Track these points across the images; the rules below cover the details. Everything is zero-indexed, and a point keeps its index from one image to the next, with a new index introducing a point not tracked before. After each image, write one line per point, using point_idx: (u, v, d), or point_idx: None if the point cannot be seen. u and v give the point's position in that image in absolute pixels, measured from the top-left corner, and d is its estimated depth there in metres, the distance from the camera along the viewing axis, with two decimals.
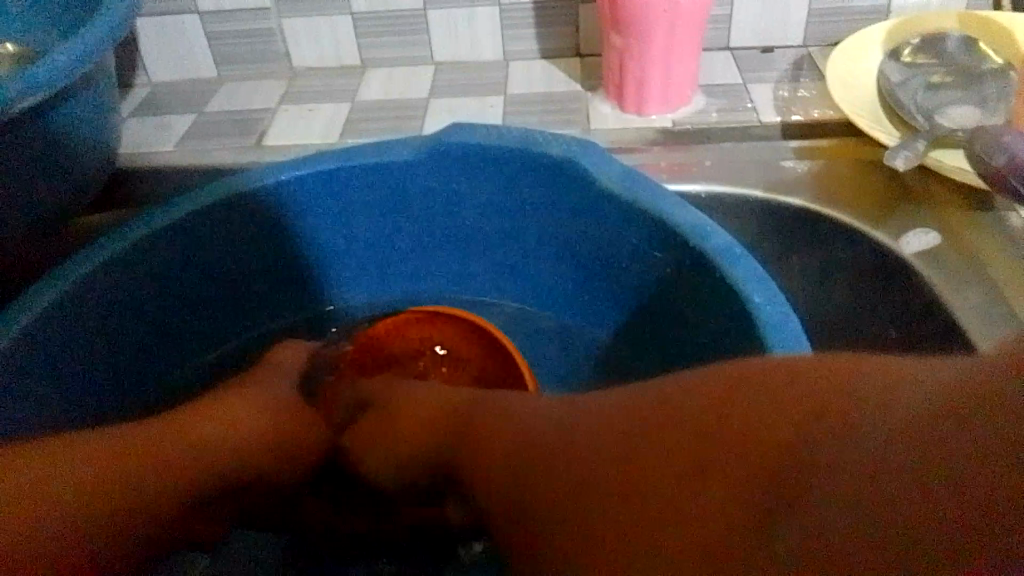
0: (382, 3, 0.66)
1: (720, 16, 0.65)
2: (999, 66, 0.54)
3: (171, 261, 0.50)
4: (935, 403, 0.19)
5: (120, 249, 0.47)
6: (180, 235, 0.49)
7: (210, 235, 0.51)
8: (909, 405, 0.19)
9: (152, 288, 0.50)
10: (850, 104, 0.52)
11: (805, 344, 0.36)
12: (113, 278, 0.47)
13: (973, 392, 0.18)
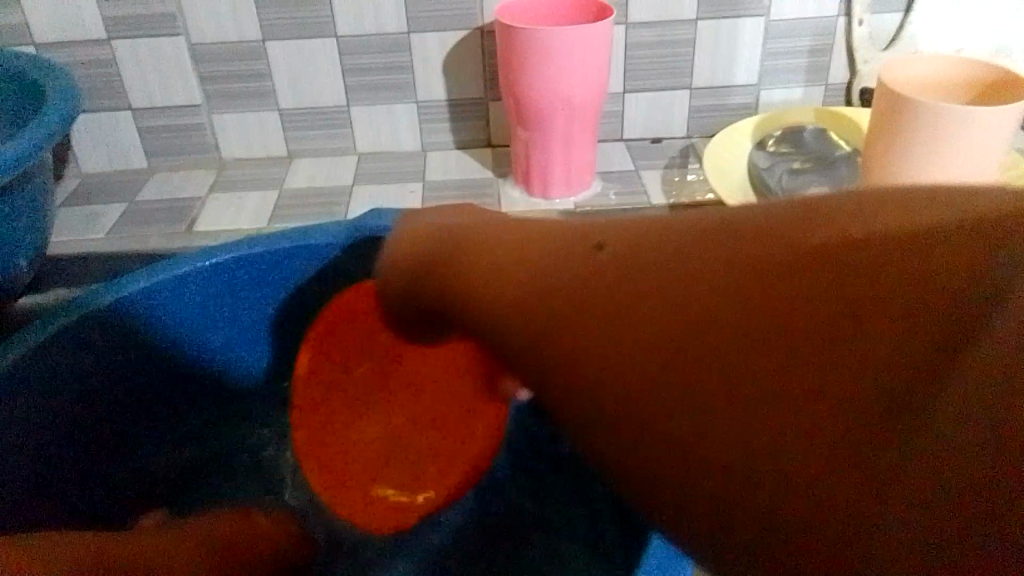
0: (308, 100, 0.71)
1: (614, 111, 0.73)
2: (849, 152, 0.63)
3: (96, 347, 0.51)
4: (923, 279, 0.15)
5: (43, 338, 0.47)
6: (104, 320, 0.51)
7: (131, 318, 0.53)
8: (922, 263, 0.15)
9: (79, 372, 0.51)
10: (724, 187, 0.60)
11: None
12: (36, 368, 0.47)
13: (963, 289, 0.15)
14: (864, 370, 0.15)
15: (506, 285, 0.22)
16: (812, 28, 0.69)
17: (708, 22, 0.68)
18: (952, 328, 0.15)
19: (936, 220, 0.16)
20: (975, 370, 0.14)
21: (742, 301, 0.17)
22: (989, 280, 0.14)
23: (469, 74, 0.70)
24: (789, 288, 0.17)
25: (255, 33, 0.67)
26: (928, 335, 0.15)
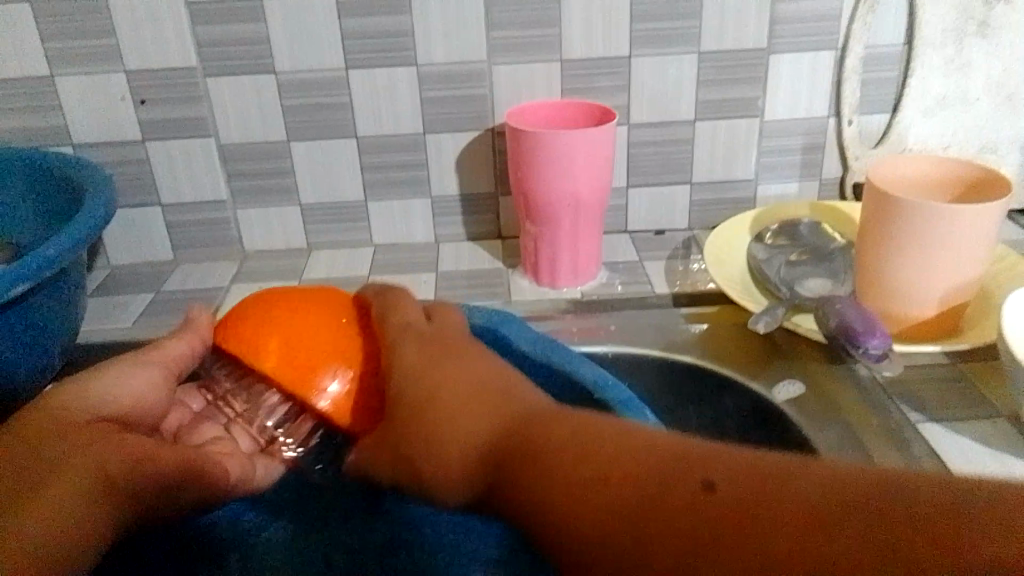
0: (328, 196, 0.75)
1: (617, 205, 0.77)
2: (843, 244, 0.66)
3: None
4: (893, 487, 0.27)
5: None
6: None
7: None
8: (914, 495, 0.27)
9: None
10: (724, 277, 0.63)
11: None
12: None
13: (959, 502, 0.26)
14: (870, 531, 0.26)
15: (591, 474, 0.33)
16: (804, 127, 0.74)
17: (705, 122, 0.73)
18: (933, 524, 0.25)
19: (882, 475, 0.28)
20: (945, 541, 0.25)
21: (811, 510, 0.27)
22: (954, 510, 0.26)
23: (481, 172, 0.74)
24: (809, 495, 0.28)
25: (280, 134, 0.72)
26: (916, 532, 0.25)
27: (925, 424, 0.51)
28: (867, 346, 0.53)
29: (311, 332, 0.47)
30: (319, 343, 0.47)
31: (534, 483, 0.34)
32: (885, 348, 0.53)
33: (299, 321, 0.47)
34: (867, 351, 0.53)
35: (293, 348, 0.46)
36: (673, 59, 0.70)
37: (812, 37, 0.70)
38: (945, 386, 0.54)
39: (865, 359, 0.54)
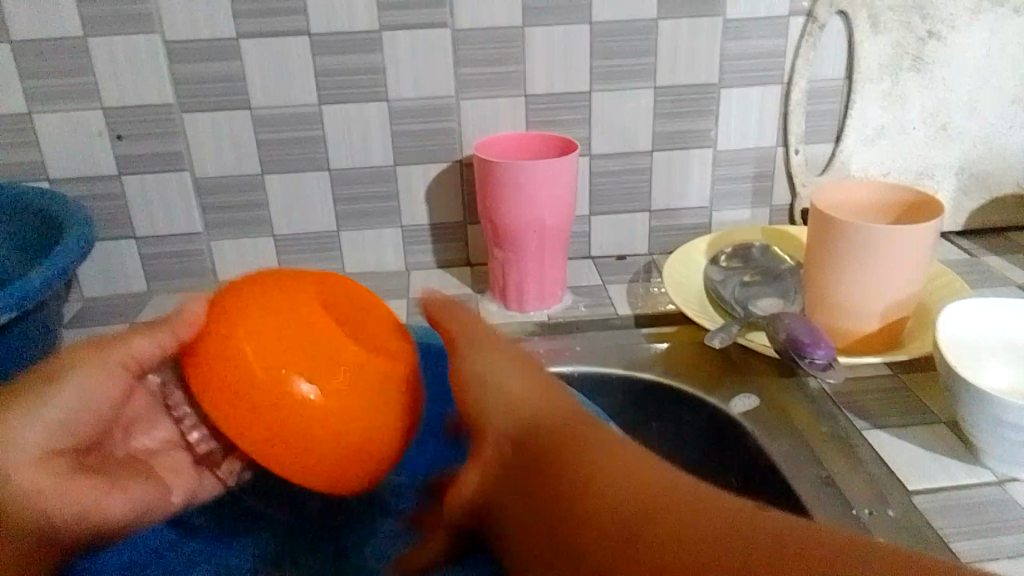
0: (301, 227, 0.77)
1: (581, 232, 0.80)
2: (792, 265, 0.70)
3: None
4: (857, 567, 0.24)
5: None
6: None
7: None
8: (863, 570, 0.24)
9: None
10: (682, 298, 0.67)
11: None
12: None
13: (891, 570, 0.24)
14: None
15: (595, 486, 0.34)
16: (754, 157, 0.78)
17: (661, 152, 0.77)
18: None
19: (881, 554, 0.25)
20: None
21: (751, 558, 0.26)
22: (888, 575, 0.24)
23: (450, 202, 0.77)
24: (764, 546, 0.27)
25: (254, 167, 0.74)
26: None
27: (871, 431, 0.55)
28: (813, 356, 0.57)
29: (304, 335, 0.43)
30: (306, 353, 0.43)
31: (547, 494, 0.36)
32: (830, 358, 0.57)
33: (297, 319, 0.44)
34: (813, 362, 0.57)
35: (276, 348, 0.42)
36: (631, 93, 0.74)
37: (759, 73, 0.74)
38: (888, 396, 0.58)
39: (812, 369, 0.58)
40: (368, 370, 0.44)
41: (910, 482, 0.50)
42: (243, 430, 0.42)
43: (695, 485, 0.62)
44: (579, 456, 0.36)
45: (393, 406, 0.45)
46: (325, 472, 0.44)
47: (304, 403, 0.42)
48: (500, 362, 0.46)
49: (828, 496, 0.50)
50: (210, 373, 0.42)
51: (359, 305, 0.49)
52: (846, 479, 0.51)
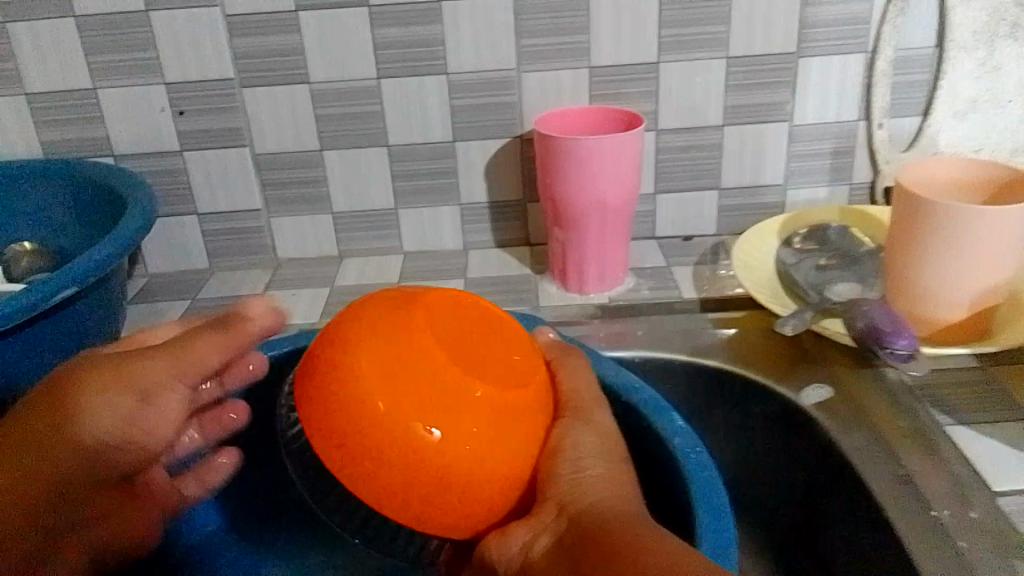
0: (359, 204, 0.76)
1: (645, 212, 0.77)
2: (873, 248, 0.65)
3: None
4: None
5: None
6: None
7: None
8: None
9: None
10: (751, 282, 0.63)
11: (722, 499, 0.43)
12: None
13: None
14: None
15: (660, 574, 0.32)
16: (833, 132, 0.73)
17: (733, 127, 0.73)
18: None
19: None
20: None
21: None
22: None
23: (509, 180, 0.75)
24: None
25: (313, 143, 0.73)
26: None
27: (953, 427, 0.51)
28: (894, 346, 0.53)
29: (431, 373, 0.39)
30: (436, 391, 0.39)
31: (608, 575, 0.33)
32: (913, 348, 0.53)
33: (424, 357, 0.39)
34: (894, 352, 0.53)
35: (403, 391, 0.38)
36: (701, 65, 0.70)
37: (840, 41, 0.69)
38: (977, 390, 0.54)
39: (893, 360, 0.54)
40: (503, 407, 0.40)
41: (996, 483, 0.46)
42: (373, 480, 0.39)
43: (761, 478, 0.59)
44: (640, 559, 0.33)
45: (532, 442, 0.41)
46: (469, 519, 0.40)
47: (423, 442, 0.38)
48: (601, 436, 0.41)
49: (905, 496, 0.46)
50: (330, 418, 0.39)
51: (489, 329, 0.44)
52: (927, 478, 0.47)
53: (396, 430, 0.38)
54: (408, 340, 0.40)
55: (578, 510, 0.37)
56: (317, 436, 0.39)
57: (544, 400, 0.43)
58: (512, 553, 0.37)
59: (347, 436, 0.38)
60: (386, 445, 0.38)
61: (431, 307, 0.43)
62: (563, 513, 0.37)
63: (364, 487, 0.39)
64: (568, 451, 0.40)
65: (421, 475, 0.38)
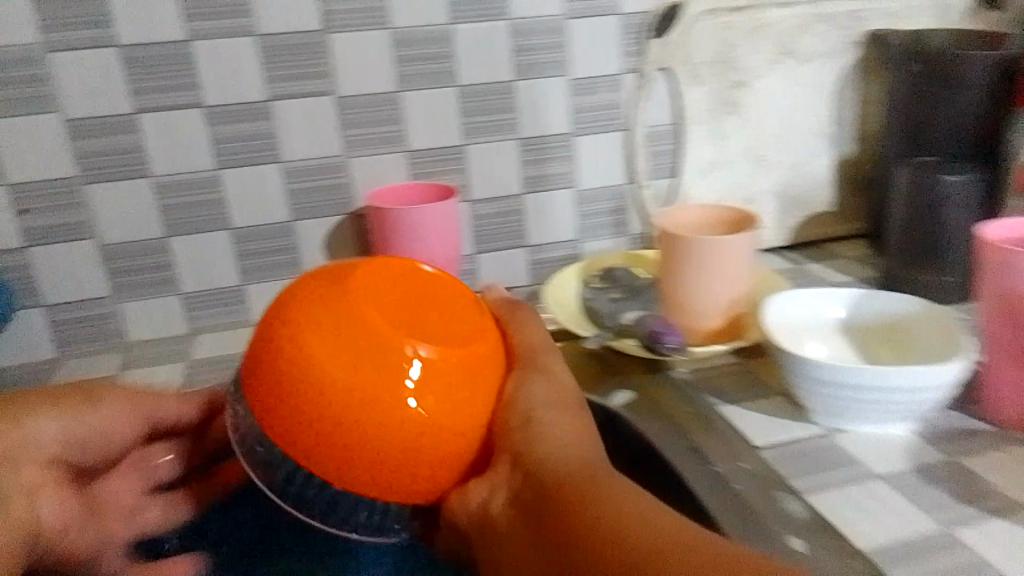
0: (206, 284, 0.82)
1: (468, 270, 0.90)
2: (650, 281, 0.82)
3: None
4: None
5: None
6: None
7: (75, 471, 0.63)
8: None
9: None
10: (560, 314, 0.77)
11: None
12: None
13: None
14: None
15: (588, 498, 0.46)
16: (610, 194, 0.91)
17: (531, 196, 0.88)
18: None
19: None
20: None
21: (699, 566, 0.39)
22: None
23: (347, 251, 0.85)
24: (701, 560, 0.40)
25: (157, 231, 0.79)
26: None
27: (723, 406, 0.66)
28: (668, 341, 0.70)
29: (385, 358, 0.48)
30: (389, 362, 0.47)
31: (554, 498, 0.47)
32: (680, 342, 0.70)
33: (381, 345, 0.48)
34: (668, 346, 0.70)
35: (354, 363, 0.47)
36: (498, 147, 0.85)
37: (605, 123, 0.87)
38: (735, 376, 0.70)
39: (669, 352, 0.70)
40: (460, 380, 0.50)
41: (756, 440, 0.62)
42: (344, 449, 0.46)
43: None
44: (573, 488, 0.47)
45: (481, 394, 0.51)
46: (436, 468, 0.49)
47: (387, 400, 0.46)
48: (544, 392, 0.54)
49: (694, 460, 0.60)
50: (297, 415, 0.47)
51: (433, 292, 0.53)
52: (707, 445, 0.62)
53: (363, 396, 0.46)
54: (354, 317, 0.48)
55: (529, 459, 0.49)
56: (288, 419, 0.46)
57: (486, 355, 0.53)
58: (471, 507, 0.50)
59: (319, 411, 0.46)
60: (354, 408, 0.46)
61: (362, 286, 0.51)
62: (517, 464, 0.50)
63: (344, 459, 0.47)
64: (523, 399, 0.52)
65: (387, 433, 0.47)
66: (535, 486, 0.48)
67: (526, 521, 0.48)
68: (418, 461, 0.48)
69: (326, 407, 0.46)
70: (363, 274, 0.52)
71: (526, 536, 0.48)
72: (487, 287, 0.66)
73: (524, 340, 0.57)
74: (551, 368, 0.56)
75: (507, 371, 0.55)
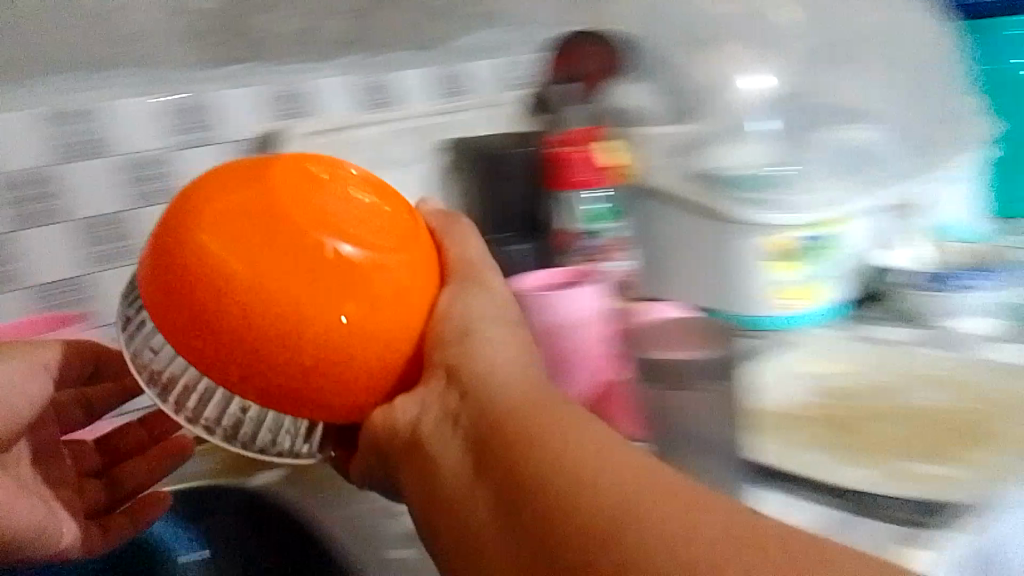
0: None
1: None
2: None
3: None
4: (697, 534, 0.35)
5: None
6: None
7: None
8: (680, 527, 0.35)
9: None
10: None
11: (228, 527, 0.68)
12: None
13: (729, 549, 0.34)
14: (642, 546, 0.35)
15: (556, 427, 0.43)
16: None
17: None
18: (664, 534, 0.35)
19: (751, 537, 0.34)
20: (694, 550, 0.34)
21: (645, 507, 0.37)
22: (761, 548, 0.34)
23: None
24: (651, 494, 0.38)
25: None
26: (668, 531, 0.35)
27: None
28: None
29: (308, 255, 0.47)
30: (297, 250, 0.46)
31: (521, 420, 0.44)
32: None
33: (313, 247, 0.47)
34: None
35: (255, 257, 0.45)
36: None
37: None
38: None
39: None
40: (388, 285, 0.49)
41: None
42: (237, 360, 0.46)
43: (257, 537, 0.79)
44: (513, 414, 0.45)
45: (413, 312, 0.51)
46: (356, 377, 0.49)
47: (331, 283, 0.47)
48: (485, 303, 0.54)
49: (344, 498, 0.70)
50: (197, 308, 0.45)
51: (368, 190, 0.52)
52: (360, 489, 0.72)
53: (276, 298, 0.45)
54: (268, 200, 0.47)
55: (475, 372, 0.48)
56: (177, 312, 0.46)
57: (431, 267, 0.53)
58: (401, 423, 0.49)
59: (221, 310, 0.45)
60: (257, 306, 0.45)
61: (279, 174, 0.50)
62: (450, 377, 0.49)
63: (236, 368, 0.46)
64: (457, 316, 0.52)
65: (288, 344, 0.46)
66: (475, 406, 0.47)
67: (465, 445, 0.46)
68: (343, 373, 0.48)
69: (223, 305, 0.45)
70: (285, 163, 0.51)
71: (465, 464, 0.45)
72: (423, 200, 0.65)
73: (461, 254, 0.57)
74: (490, 286, 0.55)
75: (443, 285, 0.55)
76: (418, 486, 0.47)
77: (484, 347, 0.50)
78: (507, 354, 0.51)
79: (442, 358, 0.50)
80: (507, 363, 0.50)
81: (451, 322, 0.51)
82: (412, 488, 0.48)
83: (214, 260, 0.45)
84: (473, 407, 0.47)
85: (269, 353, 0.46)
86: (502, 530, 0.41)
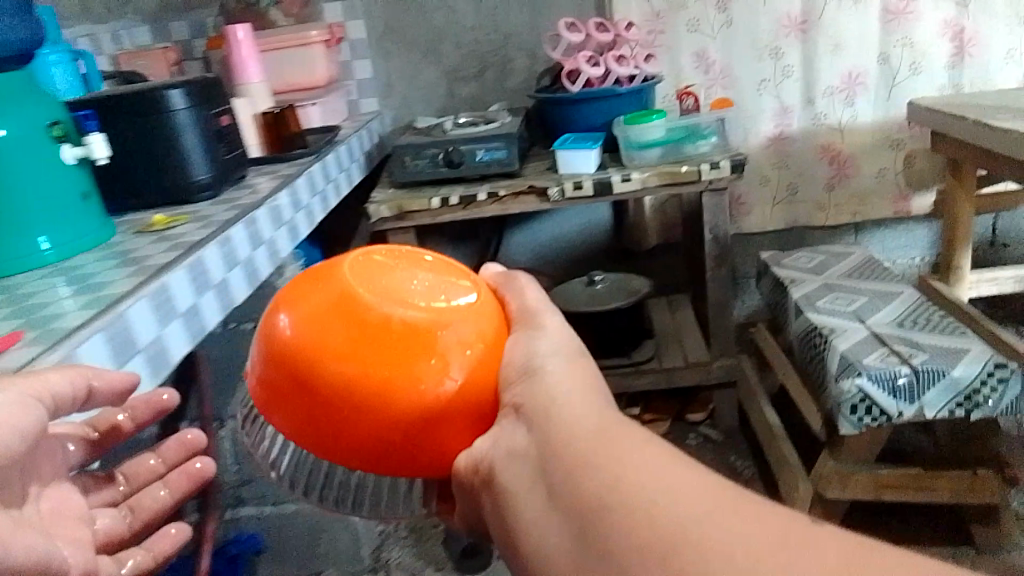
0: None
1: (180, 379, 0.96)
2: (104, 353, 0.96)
3: None
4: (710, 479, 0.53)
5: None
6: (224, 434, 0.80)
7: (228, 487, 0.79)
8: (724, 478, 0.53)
9: None
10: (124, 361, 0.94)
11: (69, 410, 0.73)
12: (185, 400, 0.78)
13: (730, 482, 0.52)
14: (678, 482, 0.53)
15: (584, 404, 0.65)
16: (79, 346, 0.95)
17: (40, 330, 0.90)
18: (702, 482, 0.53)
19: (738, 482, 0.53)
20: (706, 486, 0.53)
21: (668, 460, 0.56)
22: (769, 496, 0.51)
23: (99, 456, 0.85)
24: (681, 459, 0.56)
25: None
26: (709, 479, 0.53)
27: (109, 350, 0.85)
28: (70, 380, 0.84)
29: (404, 366, 0.62)
30: (399, 356, 0.62)
31: (568, 413, 0.62)
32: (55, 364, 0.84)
33: (394, 329, 0.62)
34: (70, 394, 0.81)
35: (352, 360, 0.61)
36: None
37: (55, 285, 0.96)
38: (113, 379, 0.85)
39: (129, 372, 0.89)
40: (428, 392, 0.62)
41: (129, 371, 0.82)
42: (355, 439, 0.62)
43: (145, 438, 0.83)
44: (551, 417, 0.62)
45: (485, 385, 0.65)
46: (448, 442, 0.64)
47: (434, 381, 0.62)
48: (551, 341, 0.69)
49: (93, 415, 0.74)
50: (313, 407, 0.62)
51: (430, 271, 0.69)
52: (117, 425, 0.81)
53: (389, 388, 0.61)
54: (392, 317, 0.63)
55: (540, 407, 0.62)
56: (297, 405, 0.62)
57: (501, 321, 0.70)
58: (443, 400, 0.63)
59: (357, 418, 0.62)
60: (366, 399, 0.61)
61: (337, 287, 0.64)
62: (519, 412, 0.64)
63: (347, 454, 0.63)
64: (524, 356, 0.67)
65: (385, 426, 0.62)
66: (548, 445, 0.61)
67: (466, 425, 0.65)
68: (436, 444, 0.64)
69: (342, 379, 0.61)
70: (343, 271, 0.66)
71: (511, 470, 0.62)
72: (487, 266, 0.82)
73: (519, 302, 0.73)
74: (545, 325, 0.70)
75: (510, 330, 0.71)
76: (495, 513, 0.63)
77: (547, 346, 0.68)
78: (585, 383, 0.66)
79: (542, 395, 0.63)
80: (594, 402, 0.64)
81: (545, 384, 0.64)
82: (498, 530, 0.63)
83: (311, 380, 0.61)
84: (585, 412, 0.62)
85: (386, 430, 0.62)
86: (556, 508, 0.57)
